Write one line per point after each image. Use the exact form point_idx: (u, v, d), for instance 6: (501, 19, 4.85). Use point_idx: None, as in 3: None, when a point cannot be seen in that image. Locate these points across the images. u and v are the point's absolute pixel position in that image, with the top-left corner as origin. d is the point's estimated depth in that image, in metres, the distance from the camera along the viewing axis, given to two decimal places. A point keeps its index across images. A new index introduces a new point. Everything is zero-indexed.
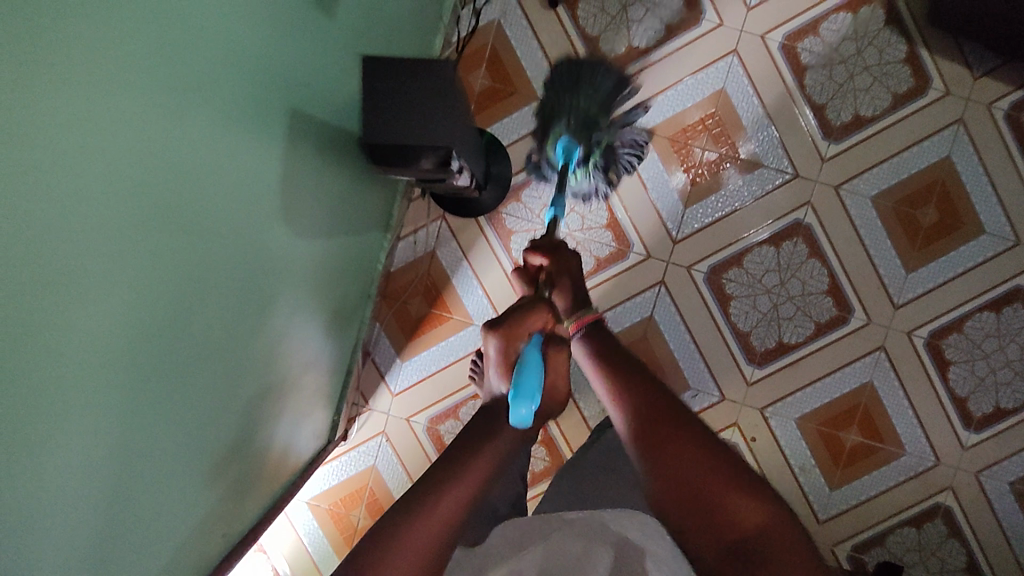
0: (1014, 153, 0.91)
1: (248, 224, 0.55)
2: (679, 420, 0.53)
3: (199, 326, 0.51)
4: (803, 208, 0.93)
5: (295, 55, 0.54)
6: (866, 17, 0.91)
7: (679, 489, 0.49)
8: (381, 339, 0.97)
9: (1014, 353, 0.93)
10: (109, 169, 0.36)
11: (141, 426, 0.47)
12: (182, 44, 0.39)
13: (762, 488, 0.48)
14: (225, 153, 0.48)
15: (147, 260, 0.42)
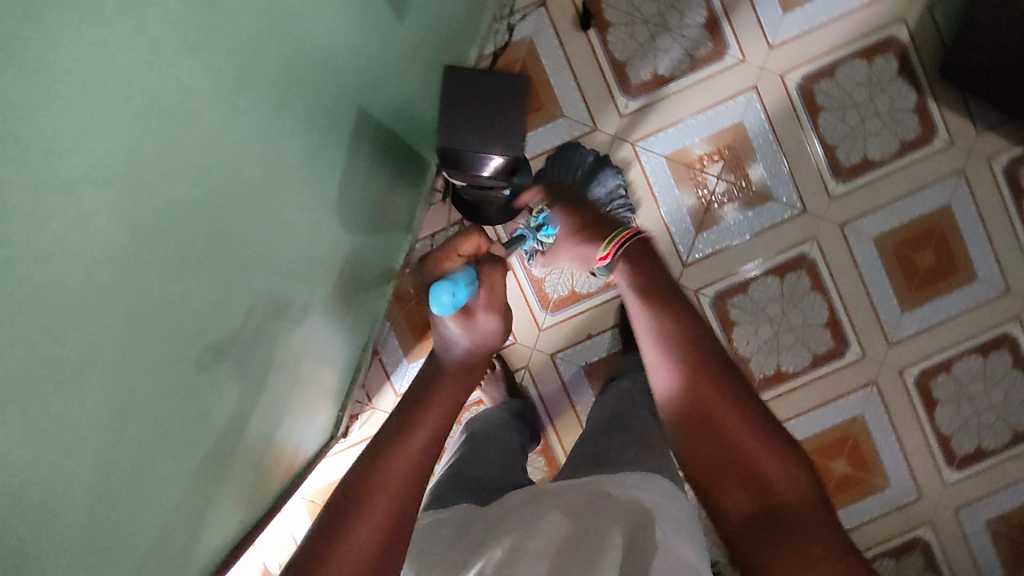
0: (1010, 207, 0.95)
1: (285, 217, 0.55)
2: (725, 375, 0.54)
3: (230, 315, 0.51)
4: (808, 242, 0.97)
5: (345, 56, 0.55)
6: (882, 65, 0.95)
7: (720, 437, 0.51)
8: (389, 339, 0.97)
9: (997, 396, 0.97)
10: (172, 130, 0.36)
11: (174, 394, 0.47)
12: (251, 19, 0.41)
13: (798, 458, 0.50)
14: (277, 135, 0.49)
15: (198, 227, 0.42)
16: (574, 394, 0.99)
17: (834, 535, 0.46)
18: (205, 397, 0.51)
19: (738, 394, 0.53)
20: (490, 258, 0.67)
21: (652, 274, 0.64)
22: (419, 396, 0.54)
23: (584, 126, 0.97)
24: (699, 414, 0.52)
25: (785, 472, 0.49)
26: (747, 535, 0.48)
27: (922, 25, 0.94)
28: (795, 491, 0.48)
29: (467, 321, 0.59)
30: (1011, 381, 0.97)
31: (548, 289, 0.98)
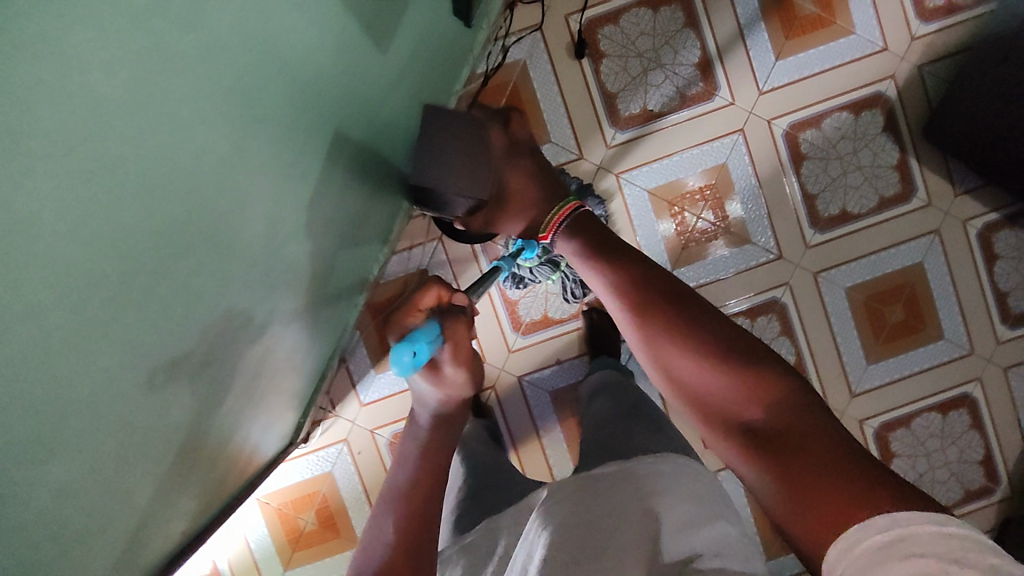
0: (980, 270, 0.97)
1: (247, 233, 0.55)
2: (671, 321, 0.56)
3: (183, 332, 0.51)
4: (782, 287, 0.98)
5: (314, 77, 0.55)
6: (867, 120, 0.96)
7: (693, 393, 0.53)
8: (358, 348, 0.97)
9: (953, 454, 0.99)
10: (137, 134, 0.36)
11: (122, 408, 0.47)
12: (228, 27, 0.40)
13: (768, 370, 0.50)
14: (247, 143, 0.49)
15: (159, 232, 0.42)
16: (538, 418, 0.99)
17: (810, 431, 0.45)
18: (157, 400, 0.51)
19: (702, 348, 0.53)
20: (450, 305, 0.76)
21: (600, 247, 0.69)
22: (403, 491, 0.65)
23: (569, 153, 0.97)
24: (675, 386, 0.55)
25: (769, 395, 0.48)
26: (753, 477, 0.47)
27: (910, 84, 0.96)
28: (770, 404, 0.48)
29: (434, 375, 0.73)
30: (968, 440, 0.99)
31: (521, 312, 0.98)
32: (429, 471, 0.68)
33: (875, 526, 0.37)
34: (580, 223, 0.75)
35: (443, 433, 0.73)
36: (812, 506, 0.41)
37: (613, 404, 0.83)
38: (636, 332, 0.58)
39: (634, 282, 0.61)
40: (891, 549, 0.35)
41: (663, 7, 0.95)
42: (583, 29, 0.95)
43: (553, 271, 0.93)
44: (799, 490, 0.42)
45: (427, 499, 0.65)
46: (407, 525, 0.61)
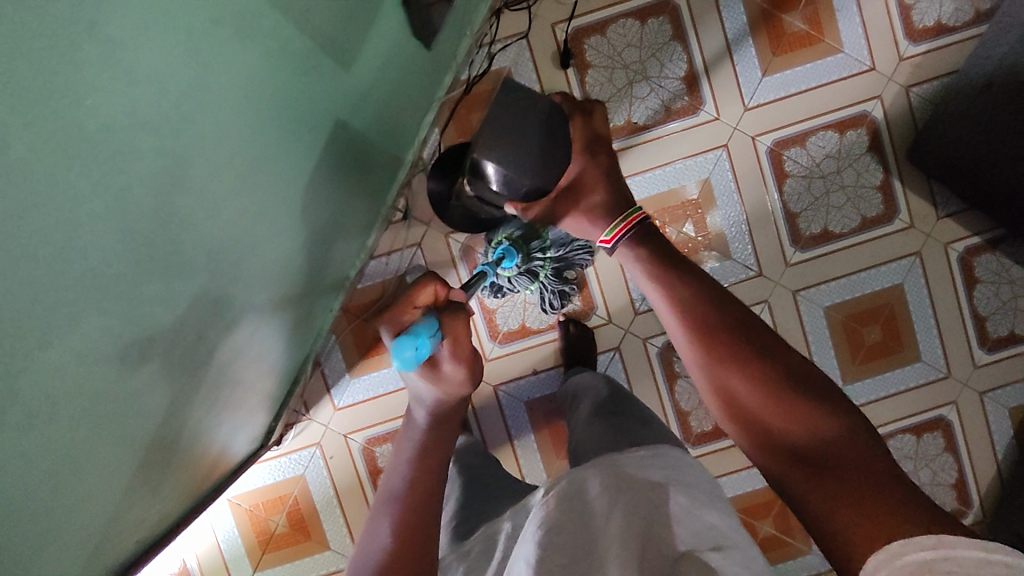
0: (960, 294, 0.97)
1: (208, 241, 0.54)
2: (735, 345, 0.61)
3: (141, 340, 0.51)
4: (760, 305, 0.98)
5: (279, 88, 0.54)
6: (852, 139, 0.96)
7: (747, 415, 0.59)
8: (333, 352, 0.96)
9: (925, 477, 0.99)
10: (64, 145, 0.35)
11: (74, 417, 0.46)
12: (171, 36, 0.40)
13: (826, 404, 0.56)
14: (203, 153, 0.48)
15: (103, 243, 0.42)
16: (513, 428, 0.99)
17: (860, 464, 0.52)
18: (116, 405, 0.51)
19: (764, 375, 0.58)
20: (447, 301, 0.76)
21: (661, 257, 0.74)
22: (402, 494, 0.67)
23: None
24: (727, 404, 0.60)
25: (820, 426, 0.54)
26: (798, 490, 0.54)
27: (896, 105, 0.95)
28: (824, 433, 0.54)
29: (434, 374, 0.72)
30: (941, 463, 0.99)
31: (499, 321, 0.98)
32: (427, 471, 0.70)
33: (917, 544, 0.43)
34: (645, 233, 0.78)
35: (442, 430, 0.75)
36: (859, 521, 0.48)
37: (594, 410, 0.85)
38: (695, 349, 0.63)
39: (697, 301, 0.66)
40: (932, 564, 0.41)
41: (650, 18, 0.94)
42: (569, 38, 0.94)
43: (532, 281, 0.93)
44: (846, 511, 0.49)
45: (425, 500, 0.67)
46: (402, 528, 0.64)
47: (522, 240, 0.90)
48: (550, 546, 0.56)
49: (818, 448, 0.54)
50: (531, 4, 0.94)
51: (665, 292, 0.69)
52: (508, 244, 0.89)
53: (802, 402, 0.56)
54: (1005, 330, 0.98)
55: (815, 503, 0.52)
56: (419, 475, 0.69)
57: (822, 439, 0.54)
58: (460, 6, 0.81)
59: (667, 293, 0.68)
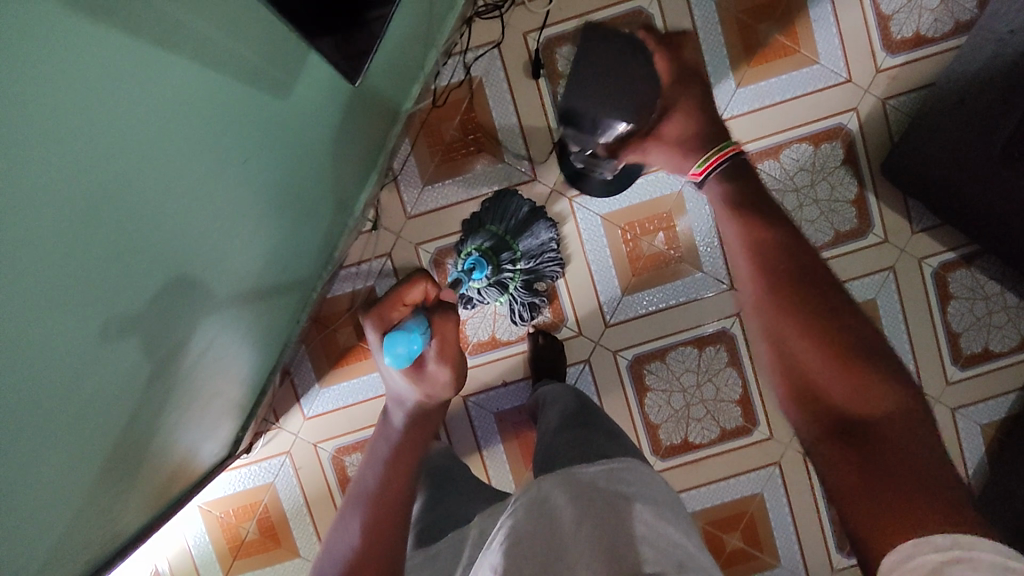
0: (934, 310, 0.97)
1: (164, 271, 0.55)
2: (806, 291, 0.52)
3: (98, 371, 0.52)
4: (731, 318, 0.97)
5: (229, 119, 0.55)
6: (827, 152, 0.95)
7: (796, 363, 0.50)
8: (303, 361, 0.97)
9: None
10: (18, 212, 0.36)
11: (33, 455, 0.47)
12: (117, 92, 0.41)
13: (897, 374, 0.48)
14: (153, 192, 0.49)
15: (47, 301, 0.42)
16: (482, 438, 0.99)
17: (913, 448, 0.45)
18: (74, 436, 0.52)
19: (828, 333, 0.49)
20: (437, 303, 0.69)
21: (744, 189, 0.63)
22: (373, 495, 0.61)
23: (523, 174, 0.95)
24: (774, 349, 0.52)
25: (872, 397, 0.47)
26: (829, 457, 0.47)
27: (873, 118, 0.94)
28: (889, 407, 0.46)
29: (418, 375, 0.66)
30: None
31: (469, 332, 0.98)
32: (398, 472, 0.63)
33: (929, 544, 0.39)
34: (741, 164, 0.66)
35: (417, 434, 0.66)
36: (888, 514, 0.42)
37: (563, 416, 0.82)
38: (760, 286, 0.53)
39: (776, 238, 0.56)
40: (944, 569, 0.37)
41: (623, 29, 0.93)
42: (541, 48, 0.93)
43: (501, 293, 0.93)
44: (874, 490, 0.43)
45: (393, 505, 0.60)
46: (369, 533, 0.58)
47: (492, 251, 0.91)
48: (516, 556, 0.53)
49: (868, 424, 0.46)
50: (503, 12, 0.93)
51: (739, 226, 0.58)
52: (478, 254, 0.89)
53: (853, 366, 0.48)
54: (979, 347, 0.97)
55: (844, 476, 0.45)
56: (392, 475, 0.62)
57: (873, 413, 0.46)
58: (424, 19, 0.80)
59: (737, 223, 0.59)
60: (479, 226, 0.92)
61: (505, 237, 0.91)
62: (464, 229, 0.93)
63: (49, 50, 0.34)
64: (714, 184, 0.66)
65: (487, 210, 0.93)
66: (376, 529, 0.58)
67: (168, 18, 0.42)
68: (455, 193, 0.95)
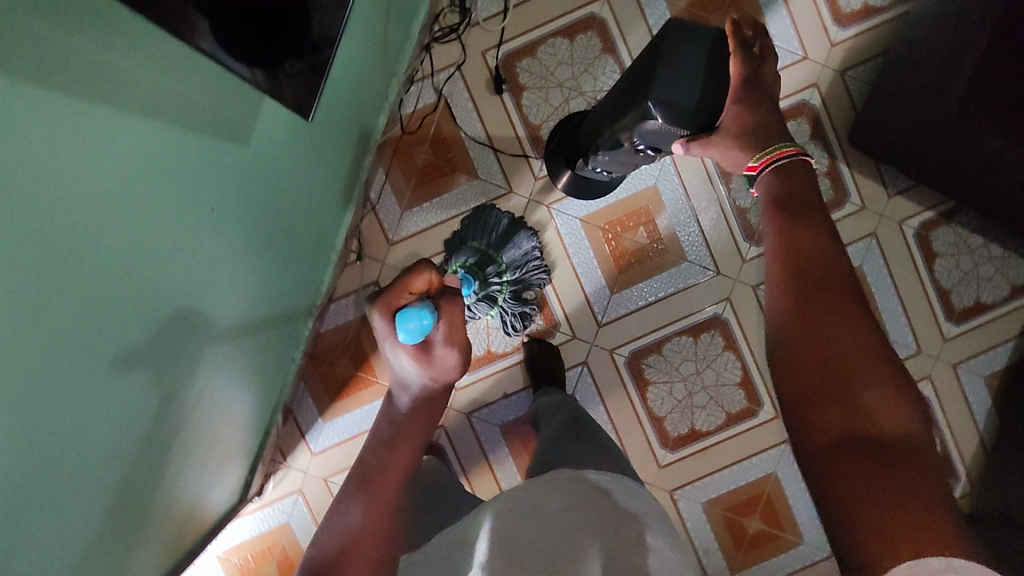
0: (921, 269, 0.97)
1: (156, 322, 0.57)
2: (838, 289, 0.50)
3: (105, 423, 0.53)
4: (721, 303, 0.98)
5: (206, 167, 0.57)
6: (794, 129, 0.96)
7: (807, 343, 0.48)
8: (305, 399, 0.99)
9: None
10: (20, 278, 0.39)
11: (48, 512, 0.49)
12: (100, 158, 0.43)
13: (907, 392, 0.46)
14: (140, 247, 0.51)
15: (49, 364, 0.44)
16: (490, 452, 1.00)
17: (919, 460, 0.42)
18: (85, 492, 0.53)
19: (853, 328, 0.48)
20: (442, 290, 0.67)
21: (798, 197, 0.60)
22: (372, 476, 0.59)
23: (499, 188, 0.96)
24: (796, 330, 0.49)
25: (877, 405, 0.44)
26: (831, 448, 0.44)
27: (832, 90, 0.96)
28: (900, 419, 0.44)
29: (423, 357, 0.63)
30: None
31: None
32: (399, 454, 0.61)
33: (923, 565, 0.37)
34: (800, 170, 0.64)
35: (422, 419, 0.65)
36: (883, 519, 0.39)
37: (561, 428, 0.82)
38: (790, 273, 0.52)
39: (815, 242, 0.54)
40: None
41: (578, 35, 0.95)
42: (500, 64, 0.95)
43: (491, 307, 0.94)
44: (873, 492, 0.41)
45: (392, 503, 0.58)
46: (372, 513, 0.57)
47: (477, 267, 0.92)
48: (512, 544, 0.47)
49: (875, 427, 0.44)
50: (460, 34, 0.95)
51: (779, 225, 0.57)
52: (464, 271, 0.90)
53: (872, 367, 0.46)
54: (970, 300, 0.98)
55: (841, 470, 0.43)
56: (392, 456, 0.61)
57: (884, 422, 0.44)
58: (383, 50, 0.83)
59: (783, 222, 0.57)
60: (462, 242, 0.93)
61: (489, 251, 0.92)
62: (448, 247, 0.94)
63: (38, 127, 0.37)
64: (771, 177, 0.64)
65: (470, 226, 0.94)
66: (380, 509, 0.57)
67: (140, 81, 0.45)
68: (434, 215, 0.97)
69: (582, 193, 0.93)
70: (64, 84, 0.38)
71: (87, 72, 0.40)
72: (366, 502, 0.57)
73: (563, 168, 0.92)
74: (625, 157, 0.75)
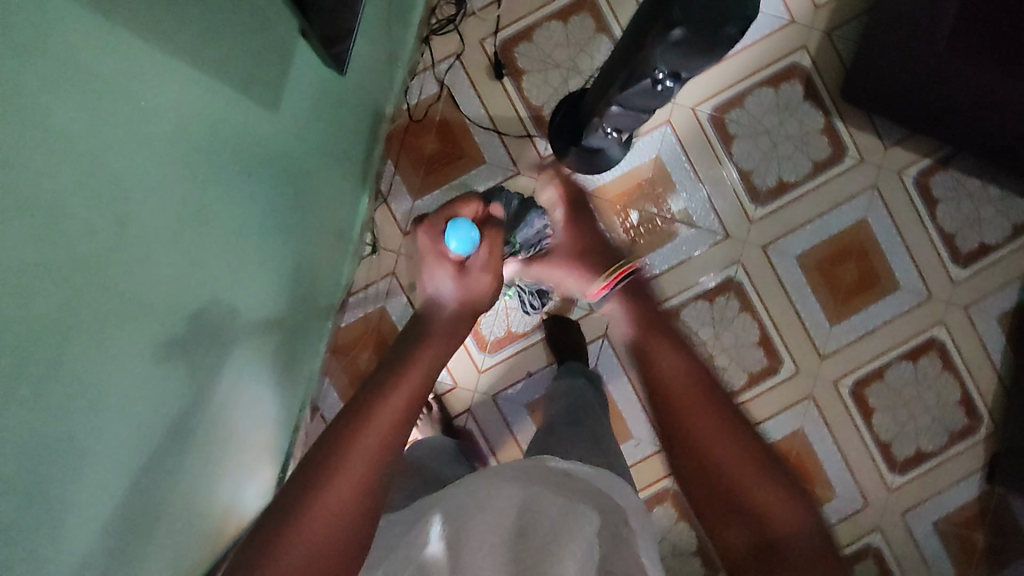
0: (923, 216, 1.00)
1: (200, 300, 0.58)
2: (709, 398, 0.51)
3: (156, 398, 0.54)
4: (734, 265, 1.00)
5: (246, 141, 0.59)
6: (788, 91, 0.99)
7: (695, 469, 0.49)
8: (331, 394, 0.99)
9: (930, 400, 1.01)
10: (99, 228, 0.41)
11: (113, 480, 0.50)
12: (168, 119, 0.45)
13: (790, 491, 0.48)
14: (193, 218, 0.53)
15: (117, 324, 0.45)
16: (517, 430, 1.01)
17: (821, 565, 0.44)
18: (141, 467, 0.54)
19: (732, 437, 0.49)
20: (491, 217, 0.65)
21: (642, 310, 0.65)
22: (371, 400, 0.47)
23: (506, 170, 0.99)
24: (687, 454, 0.50)
25: (774, 505, 0.47)
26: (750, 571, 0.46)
27: (821, 50, 0.99)
28: (790, 516, 0.46)
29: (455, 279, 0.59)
30: (943, 383, 1.00)
31: (485, 332, 1.00)
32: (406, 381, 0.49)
33: None
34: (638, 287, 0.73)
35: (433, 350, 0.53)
36: None
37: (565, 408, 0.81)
38: (658, 403, 0.53)
39: (676, 359, 0.54)
40: None
41: (572, 16, 0.98)
42: (499, 50, 0.98)
43: (508, 286, 0.96)
44: None
45: (393, 435, 0.47)
46: (370, 443, 0.46)
47: None
48: (477, 529, 0.44)
49: (769, 524, 0.46)
50: (457, 25, 0.98)
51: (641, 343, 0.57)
52: None
53: (754, 477, 0.48)
54: (975, 243, 1.00)
55: None
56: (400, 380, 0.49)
57: (782, 529, 0.46)
58: (386, 40, 0.85)
59: (649, 342, 0.57)
60: None
61: None
62: None
63: (119, 76, 0.39)
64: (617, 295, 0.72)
65: None
66: (375, 444, 0.46)
67: (202, 48, 0.47)
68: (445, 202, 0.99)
69: (587, 168, 0.95)
70: (145, 36, 0.40)
71: (165, 27, 0.42)
72: (366, 427, 0.46)
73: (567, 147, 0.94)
74: (631, 109, 0.73)
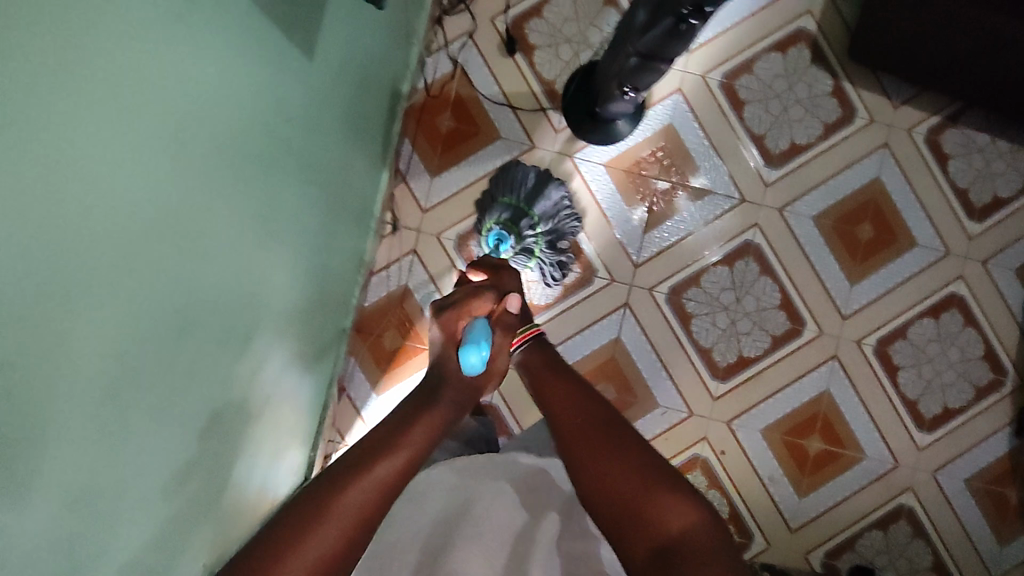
0: (935, 171, 1.01)
1: (244, 250, 0.58)
2: (609, 427, 0.56)
3: (204, 344, 0.53)
4: (751, 229, 1.00)
5: (287, 92, 0.59)
6: (796, 56, 1.01)
7: (605, 499, 0.52)
8: (355, 374, 0.99)
9: (954, 356, 1.01)
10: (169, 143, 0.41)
11: (166, 420, 0.49)
12: (224, 46, 0.45)
13: (687, 493, 0.51)
14: (243, 160, 0.53)
15: (178, 253, 0.45)
16: None
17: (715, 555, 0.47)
18: (190, 413, 0.53)
19: (624, 454, 0.53)
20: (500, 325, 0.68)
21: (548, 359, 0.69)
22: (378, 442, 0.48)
23: (522, 144, 0.99)
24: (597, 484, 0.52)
25: (672, 511, 0.49)
26: None
27: (826, 14, 1.00)
28: (684, 521, 0.49)
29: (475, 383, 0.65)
30: (966, 339, 1.00)
31: None
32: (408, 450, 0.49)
33: None
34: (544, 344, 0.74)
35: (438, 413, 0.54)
36: None
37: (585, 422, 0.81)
38: (574, 443, 0.56)
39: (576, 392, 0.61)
40: None
41: None
42: (510, 27, 0.99)
43: (528, 259, 0.95)
44: None
45: (384, 494, 0.45)
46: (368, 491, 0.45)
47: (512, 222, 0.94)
48: None
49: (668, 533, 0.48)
50: (469, 4, 1.00)
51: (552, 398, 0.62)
52: (500, 228, 0.93)
53: (654, 493, 0.50)
54: (988, 197, 1.01)
55: None
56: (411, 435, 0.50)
57: (672, 527, 0.49)
58: (403, 12, 0.86)
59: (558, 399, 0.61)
60: (494, 199, 0.95)
61: (523, 207, 0.94)
62: (479, 203, 0.96)
63: None
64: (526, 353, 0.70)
65: (499, 184, 0.95)
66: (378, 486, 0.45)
67: None
68: (463, 178, 1.00)
69: (601, 139, 0.96)
70: None
71: None
72: (368, 471, 0.46)
73: (583, 118, 0.96)
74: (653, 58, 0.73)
